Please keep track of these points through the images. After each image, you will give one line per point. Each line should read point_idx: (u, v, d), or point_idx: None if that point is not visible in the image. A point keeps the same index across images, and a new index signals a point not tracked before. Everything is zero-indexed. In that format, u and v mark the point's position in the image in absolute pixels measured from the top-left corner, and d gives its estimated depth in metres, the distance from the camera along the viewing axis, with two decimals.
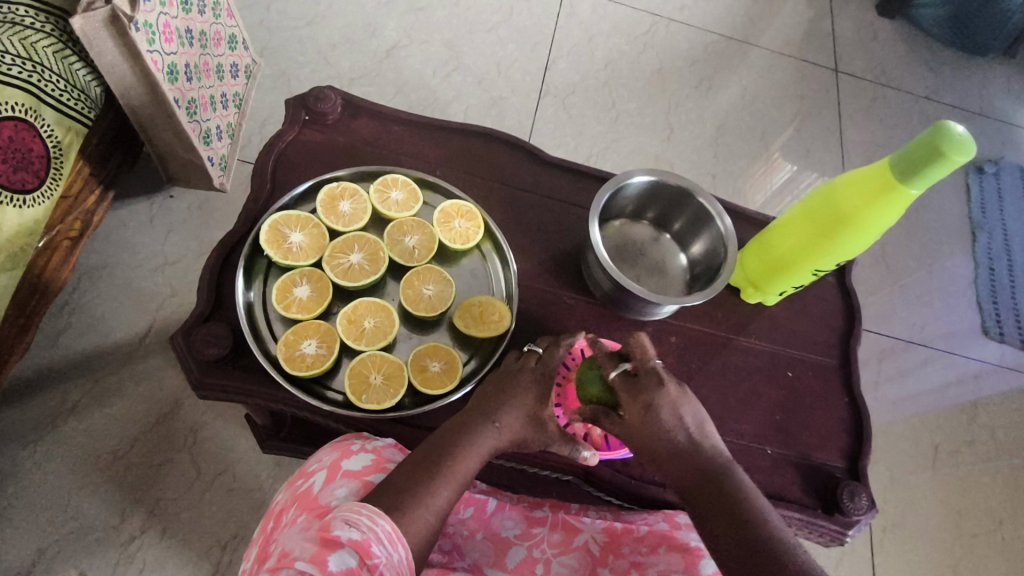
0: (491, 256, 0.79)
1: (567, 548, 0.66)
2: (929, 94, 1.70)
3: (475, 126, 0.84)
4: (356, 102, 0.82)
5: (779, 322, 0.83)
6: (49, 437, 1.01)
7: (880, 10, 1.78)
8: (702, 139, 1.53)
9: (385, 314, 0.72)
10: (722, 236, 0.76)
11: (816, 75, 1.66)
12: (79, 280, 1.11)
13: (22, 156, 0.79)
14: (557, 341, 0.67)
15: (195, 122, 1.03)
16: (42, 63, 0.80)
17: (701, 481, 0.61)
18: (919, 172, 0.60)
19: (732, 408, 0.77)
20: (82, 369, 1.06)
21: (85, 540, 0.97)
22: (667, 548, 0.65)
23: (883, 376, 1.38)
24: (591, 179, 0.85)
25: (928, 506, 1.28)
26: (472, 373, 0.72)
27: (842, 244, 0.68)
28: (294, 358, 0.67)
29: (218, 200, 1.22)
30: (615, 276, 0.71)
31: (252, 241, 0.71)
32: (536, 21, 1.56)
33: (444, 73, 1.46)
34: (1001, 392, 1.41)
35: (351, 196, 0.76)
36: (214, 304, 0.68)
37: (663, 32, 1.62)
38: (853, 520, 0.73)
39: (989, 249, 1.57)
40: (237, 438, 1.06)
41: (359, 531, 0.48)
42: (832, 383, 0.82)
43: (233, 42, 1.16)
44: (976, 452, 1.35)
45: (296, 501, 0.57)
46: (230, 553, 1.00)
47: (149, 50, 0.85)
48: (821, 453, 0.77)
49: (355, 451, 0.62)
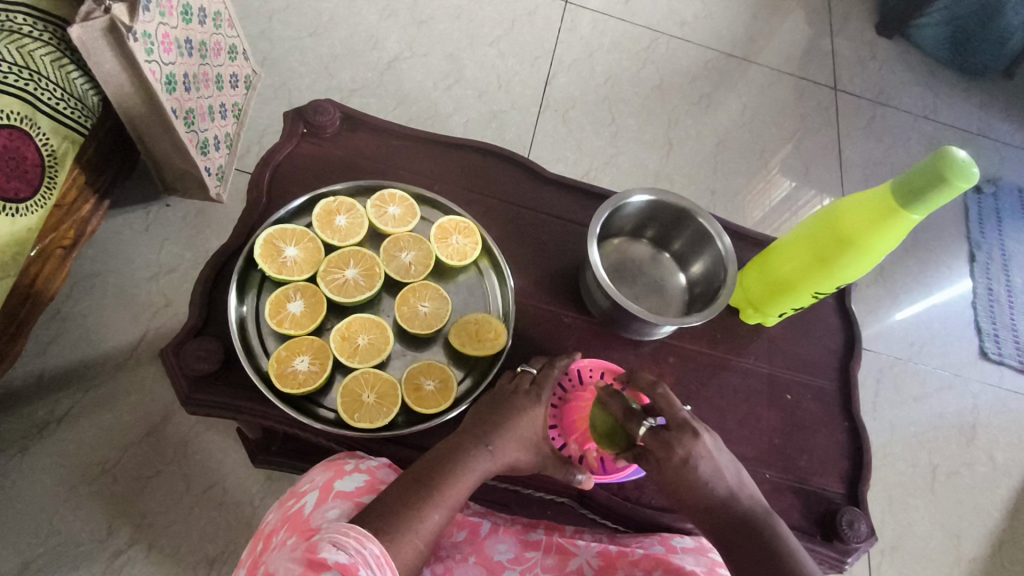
0: (488, 273, 0.78)
1: (561, 572, 0.65)
2: (928, 114, 1.71)
3: (474, 142, 0.84)
4: (355, 116, 0.81)
5: (778, 343, 0.82)
6: (37, 447, 1.00)
7: (880, 30, 1.79)
8: (701, 155, 1.53)
9: (379, 330, 0.71)
10: (722, 256, 0.75)
11: (816, 94, 1.67)
12: (72, 288, 1.10)
13: (17, 164, 0.78)
14: (551, 363, 0.67)
15: (193, 132, 1.02)
16: (39, 72, 0.80)
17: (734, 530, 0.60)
18: (924, 196, 0.60)
19: (730, 431, 0.76)
20: (71, 379, 1.05)
21: (71, 554, 0.95)
22: (663, 572, 0.62)
23: (881, 395, 1.37)
24: (590, 196, 0.84)
25: (927, 529, 1.27)
26: (467, 393, 0.71)
27: (845, 266, 0.67)
28: (286, 374, 0.66)
29: (215, 209, 1.21)
30: (613, 296, 0.70)
31: (246, 255, 0.70)
32: (537, 35, 1.56)
33: (445, 86, 1.46)
34: (1000, 413, 1.41)
35: (348, 210, 0.75)
36: (206, 318, 0.67)
37: (663, 48, 1.63)
38: (852, 547, 0.72)
39: (988, 269, 1.57)
40: (228, 451, 1.05)
41: (347, 554, 0.47)
42: (831, 407, 0.81)
43: (233, 53, 1.16)
44: (975, 474, 1.34)
45: (286, 522, 0.56)
46: (218, 568, 0.98)
47: (147, 60, 0.84)
48: (820, 478, 0.76)
49: (349, 471, 0.61)
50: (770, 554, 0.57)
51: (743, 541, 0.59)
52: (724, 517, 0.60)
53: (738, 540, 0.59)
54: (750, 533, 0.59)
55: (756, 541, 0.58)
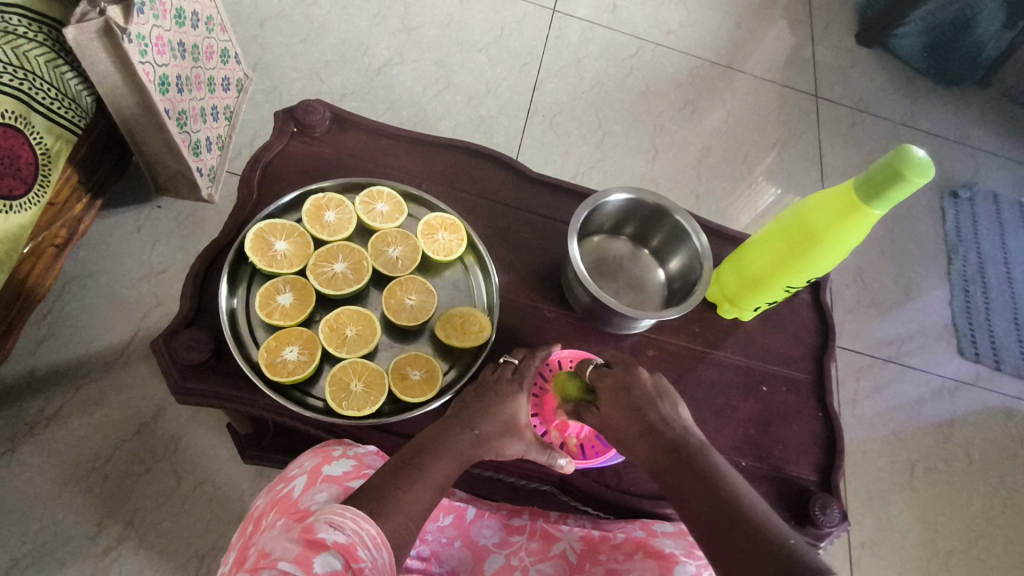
0: (473, 268, 0.80)
1: (545, 556, 0.67)
2: (905, 121, 1.76)
3: (461, 142, 0.86)
4: (344, 116, 0.83)
5: (754, 336, 0.85)
6: (26, 445, 1.01)
7: (859, 39, 1.84)
8: (686, 160, 1.56)
9: (366, 322, 0.73)
10: (699, 252, 0.78)
11: (797, 101, 1.71)
12: (63, 288, 1.11)
13: (10, 162, 0.79)
14: (532, 352, 0.70)
15: (185, 133, 1.04)
16: (33, 72, 0.82)
17: (675, 461, 0.60)
18: (883, 192, 0.63)
19: (708, 421, 0.78)
20: (62, 377, 1.05)
21: (60, 550, 0.96)
22: (643, 555, 0.64)
23: (861, 394, 1.41)
24: (572, 195, 0.87)
25: (906, 524, 1.30)
26: (451, 383, 0.73)
27: (812, 260, 0.70)
28: (275, 363, 0.68)
29: (207, 210, 1.22)
30: (593, 289, 0.72)
31: (237, 249, 0.72)
32: (525, 42, 1.59)
33: (435, 91, 1.49)
34: (976, 411, 1.44)
35: (336, 206, 0.78)
36: (197, 310, 0.69)
37: (648, 55, 1.67)
38: (825, 532, 0.74)
39: (964, 271, 1.61)
40: (218, 447, 1.06)
41: (344, 534, 0.49)
42: (806, 397, 0.83)
43: (225, 57, 1.18)
44: (953, 469, 1.37)
45: (275, 505, 0.57)
46: (208, 564, 0.99)
47: (141, 61, 0.87)
48: (795, 467, 0.79)
49: (336, 457, 0.63)
50: (718, 495, 0.56)
51: (693, 485, 0.58)
52: (662, 453, 0.61)
53: (686, 484, 0.58)
54: (697, 475, 0.58)
55: (690, 467, 0.59)
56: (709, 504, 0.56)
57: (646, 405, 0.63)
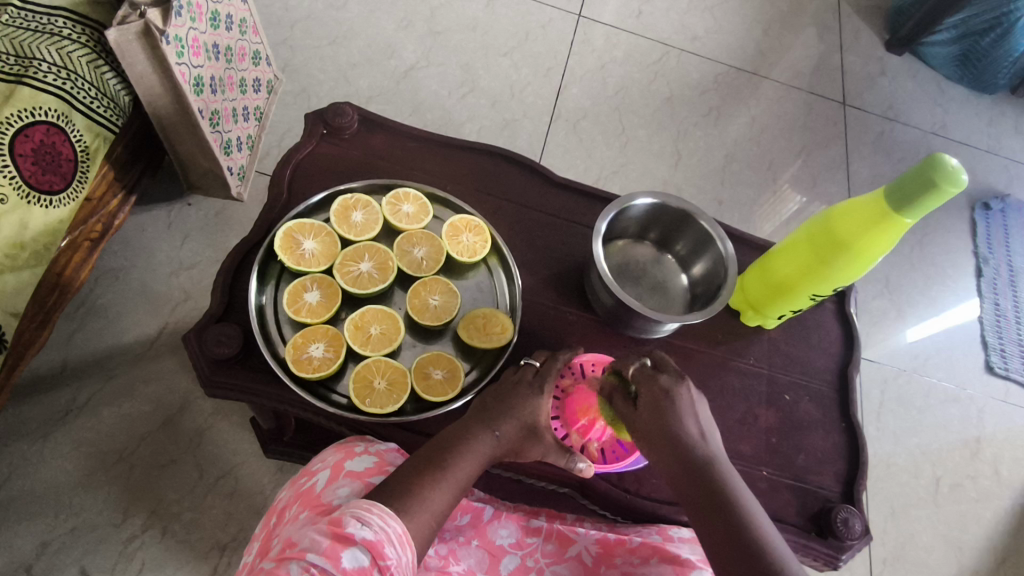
0: (497, 270, 0.81)
1: (561, 558, 0.68)
2: (936, 130, 1.73)
3: (486, 145, 0.87)
4: (373, 118, 0.85)
5: (777, 344, 0.85)
6: (58, 433, 1.03)
7: (888, 46, 1.82)
8: (710, 166, 1.56)
9: (391, 321, 0.74)
10: (723, 258, 0.78)
11: (824, 108, 1.69)
12: (96, 281, 1.14)
13: (52, 159, 0.82)
14: (555, 355, 0.70)
15: (217, 133, 1.07)
16: (76, 72, 0.84)
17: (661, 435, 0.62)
18: (915, 200, 0.62)
19: (729, 429, 0.78)
20: (93, 368, 1.08)
21: (86, 537, 0.98)
22: (660, 560, 0.65)
23: (886, 407, 1.38)
24: (596, 200, 0.87)
25: (929, 540, 1.27)
26: (473, 383, 0.73)
27: (842, 269, 0.70)
28: (301, 360, 0.69)
29: (235, 208, 1.25)
30: (616, 294, 0.72)
31: (266, 247, 0.74)
32: (550, 48, 1.60)
33: (460, 95, 1.50)
34: (1005, 428, 1.41)
35: (364, 206, 0.79)
36: (227, 306, 0.70)
37: (674, 61, 1.67)
38: (847, 545, 0.74)
39: (994, 284, 1.58)
40: (240, 441, 1.08)
41: (372, 530, 0.50)
42: (829, 409, 0.82)
43: (256, 58, 1.21)
44: (979, 486, 1.34)
45: (299, 499, 0.58)
46: (228, 556, 1.00)
47: (178, 62, 0.89)
48: (817, 478, 0.78)
49: (359, 453, 0.64)
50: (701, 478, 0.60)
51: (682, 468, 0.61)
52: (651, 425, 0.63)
53: (687, 483, 0.60)
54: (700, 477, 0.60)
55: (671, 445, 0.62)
56: (705, 512, 0.58)
57: (680, 427, 0.62)
